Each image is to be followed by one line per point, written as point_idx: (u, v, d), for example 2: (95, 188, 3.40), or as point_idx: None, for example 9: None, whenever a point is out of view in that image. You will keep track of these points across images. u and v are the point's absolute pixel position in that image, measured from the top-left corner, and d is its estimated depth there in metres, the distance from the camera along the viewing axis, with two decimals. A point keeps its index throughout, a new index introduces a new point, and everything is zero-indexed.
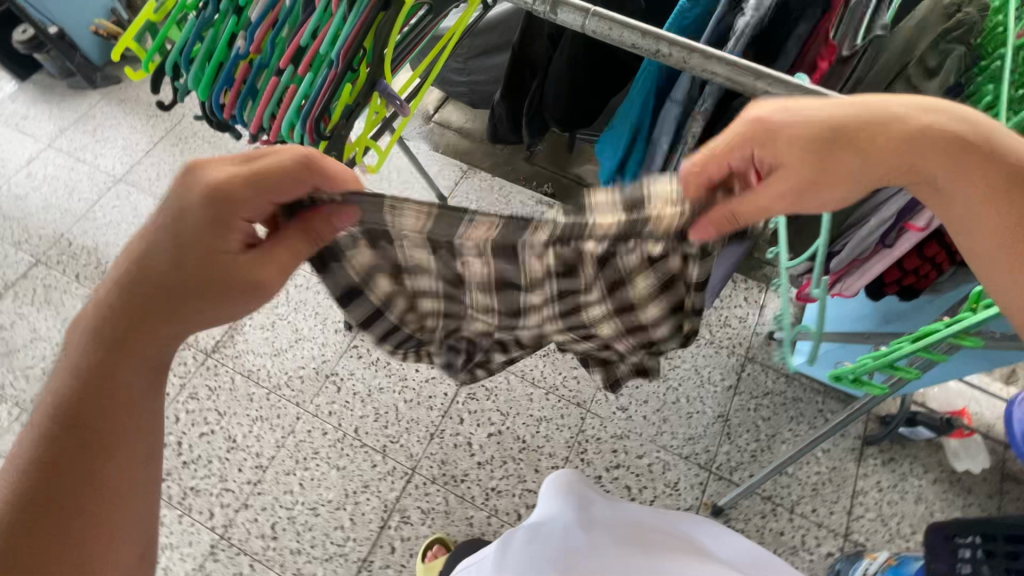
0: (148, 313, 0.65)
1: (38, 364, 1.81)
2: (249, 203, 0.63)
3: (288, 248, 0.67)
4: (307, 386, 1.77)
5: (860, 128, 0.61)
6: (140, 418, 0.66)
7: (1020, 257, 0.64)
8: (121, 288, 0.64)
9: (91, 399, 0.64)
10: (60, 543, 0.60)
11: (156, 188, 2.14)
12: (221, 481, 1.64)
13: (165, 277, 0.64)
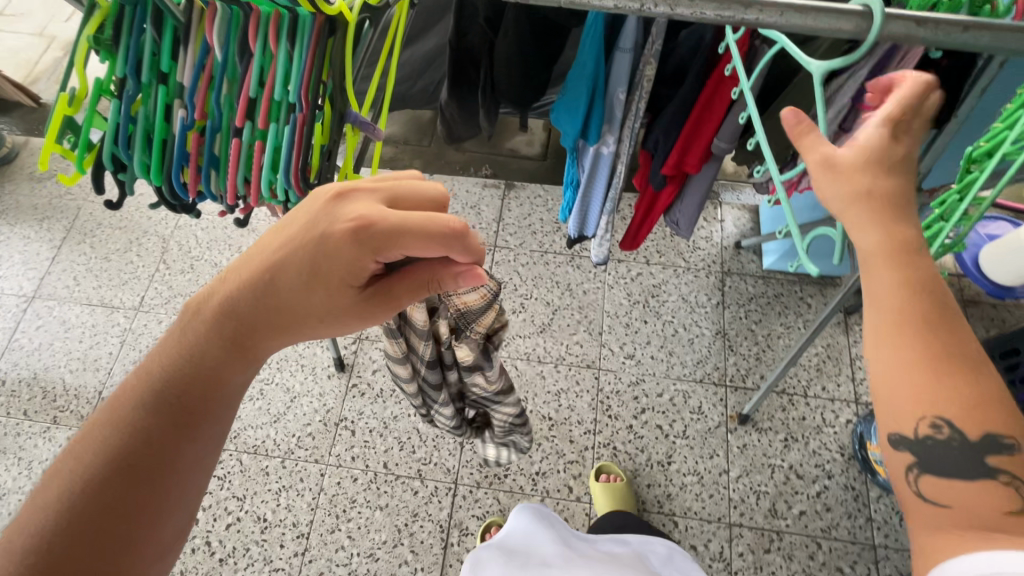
0: (269, 323, 0.70)
1: None
2: (387, 248, 0.66)
3: (403, 289, 0.72)
4: (321, 440, 1.71)
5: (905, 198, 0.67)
6: (220, 412, 0.69)
7: (902, 343, 0.63)
8: (251, 290, 0.69)
9: (189, 394, 0.67)
10: (125, 512, 0.61)
11: (79, 294, 1.95)
12: (267, 564, 1.57)
13: (295, 291, 0.69)
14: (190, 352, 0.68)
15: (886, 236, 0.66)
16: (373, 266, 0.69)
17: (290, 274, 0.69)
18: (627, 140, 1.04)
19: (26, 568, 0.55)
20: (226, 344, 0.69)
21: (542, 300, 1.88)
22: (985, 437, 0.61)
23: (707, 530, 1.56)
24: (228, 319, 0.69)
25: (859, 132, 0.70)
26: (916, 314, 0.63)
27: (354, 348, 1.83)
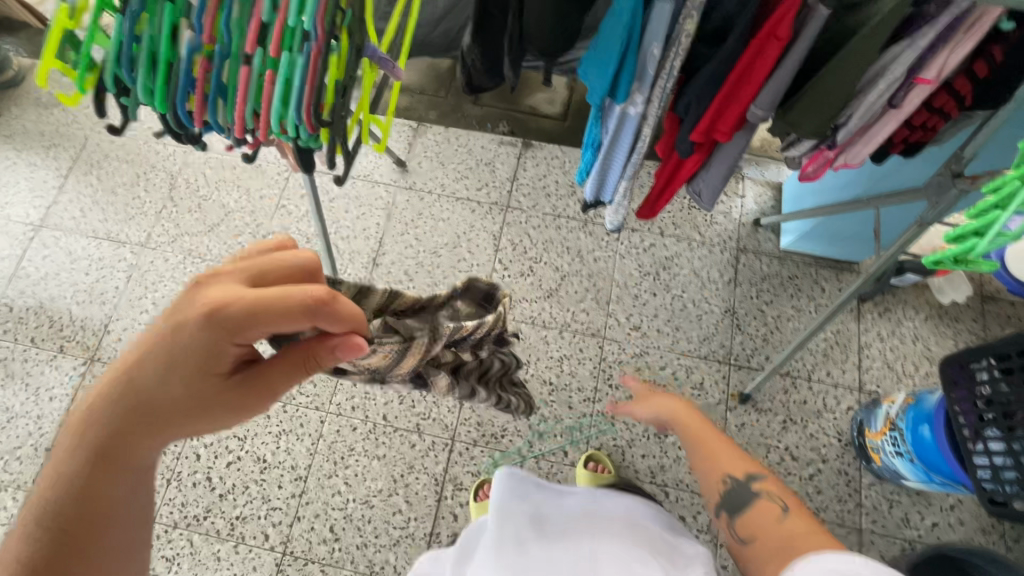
0: (163, 415, 0.70)
1: (26, 442, 1.68)
2: (247, 330, 0.67)
3: (280, 370, 0.72)
4: (322, 388, 1.72)
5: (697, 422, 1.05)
6: (115, 514, 0.69)
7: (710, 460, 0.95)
8: (130, 387, 0.69)
9: (97, 484, 0.69)
10: None
11: (85, 226, 1.93)
12: (265, 502, 1.61)
13: (162, 390, 0.69)
14: (93, 449, 0.69)
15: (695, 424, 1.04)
16: (236, 349, 0.69)
17: (171, 363, 0.69)
18: (656, 101, 0.99)
19: None
20: (93, 456, 0.69)
21: (551, 264, 1.85)
22: (749, 475, 0.90)
23: (697, 503, 1.59)
24: (122, 416, 0.69)
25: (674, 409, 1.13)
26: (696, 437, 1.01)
27: None
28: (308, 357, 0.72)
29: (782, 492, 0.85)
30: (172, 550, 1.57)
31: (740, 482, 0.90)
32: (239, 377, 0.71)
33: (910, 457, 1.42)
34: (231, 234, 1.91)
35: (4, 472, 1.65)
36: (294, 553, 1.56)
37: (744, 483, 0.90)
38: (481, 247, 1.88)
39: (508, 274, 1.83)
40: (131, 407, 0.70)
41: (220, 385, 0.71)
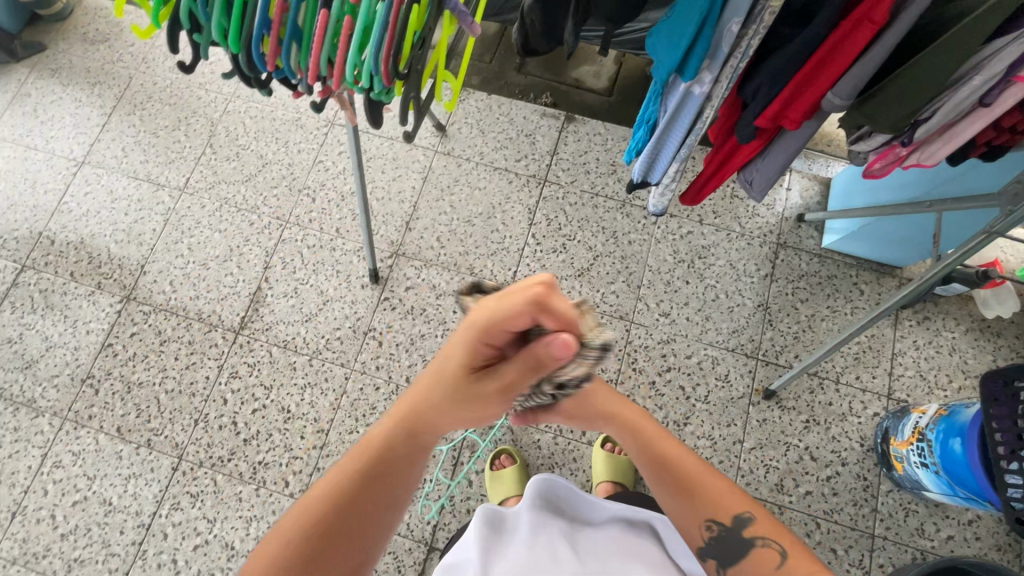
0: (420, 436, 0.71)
1: (64, 371, 1.74)
2: (514, 319, 0.63)
3: (517, 368, 0.66)
4: (348, 346, 1.74)
5: (666, 452, 0.81)
6: (387, 498, 0.70)
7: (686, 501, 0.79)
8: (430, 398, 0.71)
9: (356, 487, 0.69)
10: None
11: (126, 166, 1.95)
12: (287, 450, 1.66)
13: (457, 359, 0.70)
14: (356, 459, 0.70)
15: (654, 449, 0.81)
16: (492, 350, 0.69)
17: (452, 370, 0.71)
18: (726, 80, 0.95)
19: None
20: (407, 430, 0.73)
21: (584, 243, 1.83)
22: (739, 521, 0.78)
23: None
24: (378, 441, 0.71)
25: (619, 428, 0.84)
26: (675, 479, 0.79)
27: (390, 263, 1.82)
28: (535, 362, 0.64)
29: (774, 533, 0.78)
30: (197, 487, 1.63)
31: (727, 526, 0.78)
32: (492, 369, 0.69)
33: (935, 468, 1.40)
34: (268, 186, 1.92)
35: (43, 398, 1.72)
36: None
37: (734, 527, 0.78)
38: (516, 219, 1.86)
39: (540, 249, 1.82)
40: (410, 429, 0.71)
41: (486, 395, 0.70)
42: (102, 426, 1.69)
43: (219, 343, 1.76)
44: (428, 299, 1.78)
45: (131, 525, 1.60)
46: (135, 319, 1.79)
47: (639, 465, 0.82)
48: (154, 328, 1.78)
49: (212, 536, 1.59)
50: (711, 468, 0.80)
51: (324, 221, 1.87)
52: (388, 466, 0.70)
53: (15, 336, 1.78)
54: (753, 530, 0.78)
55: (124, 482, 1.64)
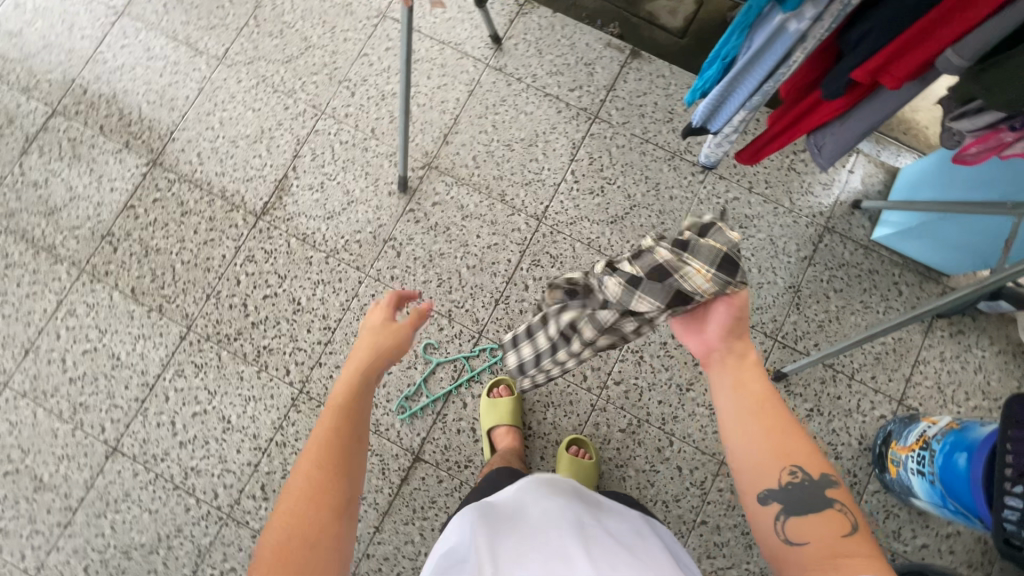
0: (351, 432, 0.85)
1: (85, 224, 1.74)
2: (360, 363, 0.95)
3: (366, 345, 0.97)
4: (366, 251, 1.72)
5: (774, 410, 1.00)
6: (342, 445, 0.83)
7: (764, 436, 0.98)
8: (350, 404, 0.88)
9: (308, 484, 0.77)
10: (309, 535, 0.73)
11: (166, 24, 1.86)
12: (292, 341, 1.67)
13: (371, 380, 0.94)
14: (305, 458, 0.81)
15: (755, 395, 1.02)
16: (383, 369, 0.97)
17: (382, 349, 0.98)
18: (831, 17, 0.88)
19: None
20: (340, 408, 0.87)
21: (624, 190, 1.74)
22: (824, 478, 0.94)
23: (698, 460, 1.60)
24: (323, 439, 0.82)
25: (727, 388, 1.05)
26: (771, 424, 0.98)
27: (421, 174, 1.76)
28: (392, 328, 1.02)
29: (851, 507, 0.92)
30: (202, 359, 1.67)
31: (807, 479, 0.94)
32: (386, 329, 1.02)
33: (931, 478, 1.38)
34: (308, 72, 1.83)
35: (62, 247, 1.73)
36: (310, 393, 1.64)
37: (815, 482, 0.95)
38: (557, 152, 1.77)
39: (577, 187, 1.74)
40: (338, 424, 0.85)
41: (393, 333, 1.01)
42: (118, 284, 1.71)
43: (239, 224, 1.74)
44: (453, 218, 1.73)
45: (136, 382, 1.65)
46: (159, 185, 1.77)
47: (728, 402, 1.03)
48: (177, 198, 1.76)
49: (210, 407, 1.64)
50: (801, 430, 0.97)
51: (360, 118, 1.80)
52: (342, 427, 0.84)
53: (40, 181, 1.77)
54: (834, 492, 0.94)
55: (133, 341, 1.68)
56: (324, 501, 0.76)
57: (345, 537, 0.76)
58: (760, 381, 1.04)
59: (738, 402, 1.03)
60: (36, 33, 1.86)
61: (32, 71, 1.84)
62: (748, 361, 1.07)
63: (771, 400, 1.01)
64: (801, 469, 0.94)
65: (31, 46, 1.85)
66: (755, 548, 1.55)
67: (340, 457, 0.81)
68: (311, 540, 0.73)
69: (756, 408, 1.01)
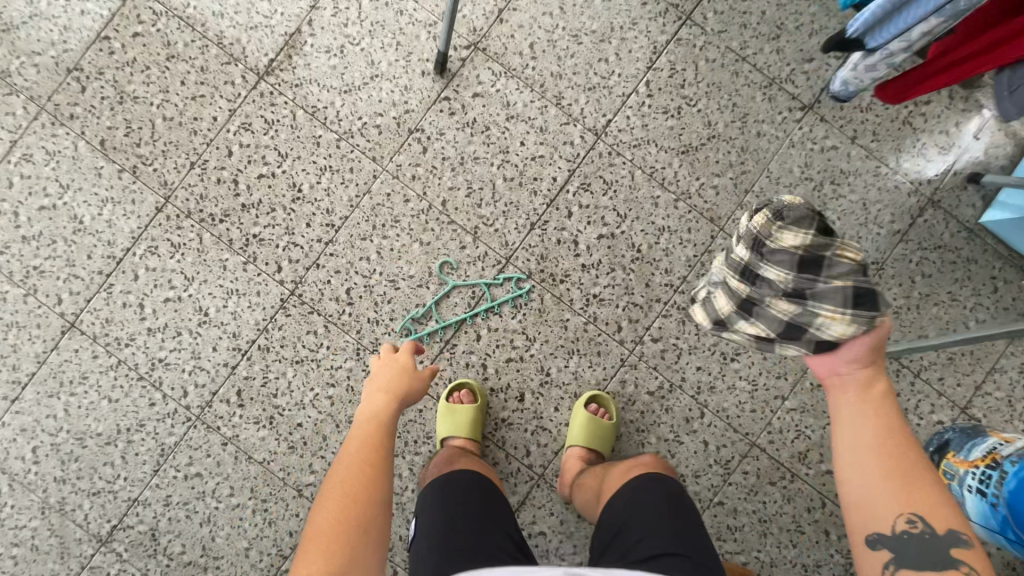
0: (380, 445, 0.98)
1: (47, 52, 1.42)
2: (385, 390, 1.09)
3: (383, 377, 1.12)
4: (386, 140, 1.43)
5: (902, 443, 0.83)
6: (373, 443, 0.97)
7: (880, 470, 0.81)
8: (379, 422, 1.04)
9: (352, 482, 0.89)
10: (351, 507, 0.85)
11: None
12: (288, 234, 1.42)
13: (389, 404, 1.09)
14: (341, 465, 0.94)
15: (879, 426, 0.85)
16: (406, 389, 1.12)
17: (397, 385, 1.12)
18: None
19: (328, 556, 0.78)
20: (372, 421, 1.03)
21: (704, 116, 1.44)
22: (949, 534, 0.75)
23: (728, 437, 1.43)
24: (357, 448, 0.97)
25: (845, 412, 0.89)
26: (891, 464, 0.81)
27: (464, 56, 1.44)
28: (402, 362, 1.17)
29: None
30: (179, 238, 1.42)
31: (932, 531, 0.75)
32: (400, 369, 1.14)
33: (993, 501, 1.21)
34: None
35: (18, 76, 1.42)
36: (302, 297, 1.42)
37: (941, 538, 0.75)
38: (633, 56, 1.44)
39: (649, 103, 1.43)
40: (371, 440, 0.99)
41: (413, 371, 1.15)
42: (84, 133, 1.42)
43: (237, 83, 1.43)
44: (496, 117, 1.43)
45: (100, 254, 1.41)
46: (141, 18, 1.43)
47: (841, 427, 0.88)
48: (163, 38, 1.43)
49: (186, 296, 1.42)
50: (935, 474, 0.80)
51: None
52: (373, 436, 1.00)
53: None
54: (960, 553, 0.75)
55: (100, 204, 1.41)
56: (358, 503, 0.86)
57: (380, 528, 0.87)
58: (883, 414, 0.87)
59: (851, 433, 0.86)
60: None
61: None
62: (866, 387, 0.91)
63: (892, 436, 0.84)
64: (922, 520, 0.76)
65: None
66: (770, 537, 1.42)
67: (369, 466, 0.93)
68: (359, 526, 0.83)
69: (870, 443, 0.84)
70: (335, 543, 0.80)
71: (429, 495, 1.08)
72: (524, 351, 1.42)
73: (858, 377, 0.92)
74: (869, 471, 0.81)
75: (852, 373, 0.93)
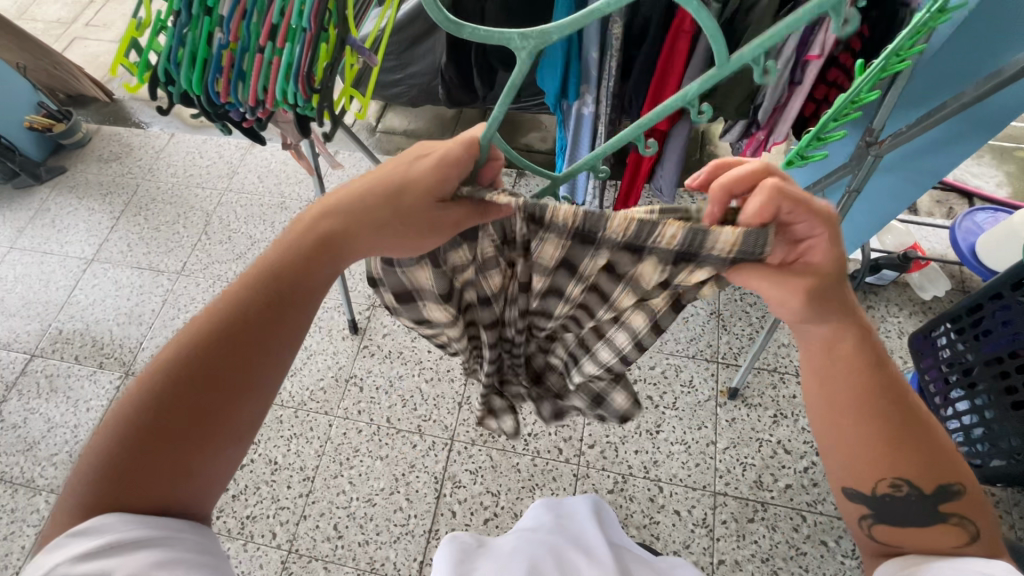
0: (299, 285, 0.74)
1: (62, 450, 1.82)
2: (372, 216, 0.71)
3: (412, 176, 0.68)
4: (331, 394, 1.84)
5: (889, 384, 0.72)
6: (302, 289, 0.74)
7: (864, 425, 0.71)
8: (293, 285, 0.74)
9: (240, 325, 0.71)
10: (212, 380, 0.69)
11: (131, 259, 2.18)
12: (274, 502, 1.68)
13: (369, 244, 0.72)
14: (189, 330, 0.71)
15: (856, 376, 0.72)
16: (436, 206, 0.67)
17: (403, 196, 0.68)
18: (604, 98, 1.12)
19: (181, 380, 0.68)
20: (314, 247, 0.73)
21: None
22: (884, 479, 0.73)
23: (691, 497, 1.60)
24: (183, 354, 0.69)
25: (819, 367, 0.74)
26: (866, 394, 0.71)
27: (368, 314, 1.97)
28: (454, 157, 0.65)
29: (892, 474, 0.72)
30: None
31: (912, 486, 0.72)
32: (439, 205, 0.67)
33: None
34: (256, 261, 2.12)
35: (41, 477, 1.78)
36: (299, 551, 1.61)
37: (923, 497, 0.72)
38: None
39: None
40: (212, 336, 0.70)
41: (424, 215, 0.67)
42: None
43: None
44: (404, 343, 1.90)
45: None
46: None
47: (853, 348, 0.72)
48: None
49: None
50: (865, 392, 0.71)
51: None
52: (273, 306, 0.72)
53: (18, 422, 1.87)
54: (950, 506, 0.72)
55: None
56: (244, 361, 0.70)
57: (252, 408, 0.71)
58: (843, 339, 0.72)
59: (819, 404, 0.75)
60: (16, 297, 2.13)
61: (10, 328, 2.05)
62: (830, 348, 0.73)
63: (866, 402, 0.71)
64: (909, 483, 0.72)
65: (11, 308, 2.10)
66: (781, 573, 1.50)
67: (215, 392, 0.69)
68: (224, 385, 0.69)
69: (851, 414, 0.72)
70: (198, 373, 0.68)
71: (272, 268, 0.74)
72: (495, 506, 1.63)
73: (830, 274, 0.69)
74: (856, 434, 0.72)
75: (783, 290, 0.68)
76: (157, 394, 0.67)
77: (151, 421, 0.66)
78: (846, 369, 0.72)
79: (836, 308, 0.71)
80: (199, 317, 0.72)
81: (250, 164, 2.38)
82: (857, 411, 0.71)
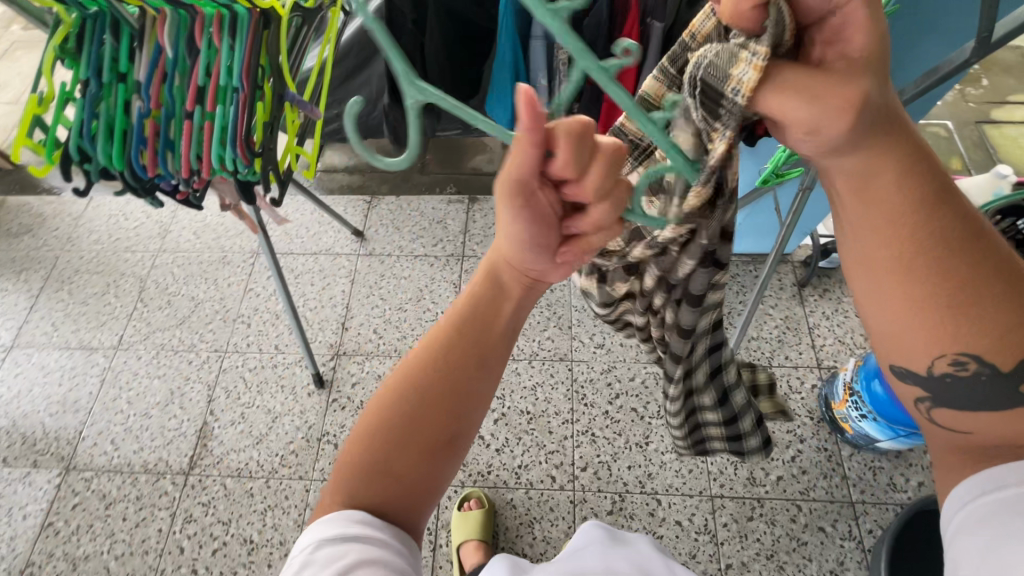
0: (486, 325, 0.66)
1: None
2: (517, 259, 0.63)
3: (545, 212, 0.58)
4: (304, 457, 1.71)
5: (949, 227, 0.57)
6: (500, 329, 0.67)
7: (906, 284, 0.58)
8: (485, 327, 0.66)
9: (444, 368, 0.64)
10: (429, 425, 0.63)
11: (57, 339, 1.96)
12: None
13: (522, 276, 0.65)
14: (399, 375, 0.65)
15: (898, 222, 0.57)
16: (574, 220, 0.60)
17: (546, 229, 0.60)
18: None
19: (402, 425, 0.62)
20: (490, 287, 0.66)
21: None
22: (945, 353, 0.58)
23: (690, 505, 1.59)
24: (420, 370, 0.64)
25: (851, 215, 0.60)
26: (912, 244, 0.57)
27: (332, 365, 1.86)
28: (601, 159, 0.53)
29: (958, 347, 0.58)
30: None
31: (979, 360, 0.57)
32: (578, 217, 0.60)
33: (873, 416, 1.48)
34: (202, 324, 1.97)
35: None
36: None
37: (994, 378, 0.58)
38: (444, 294, 1.97)
39: None
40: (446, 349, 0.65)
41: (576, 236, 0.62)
42: None
43: (171, 490, 1.69)
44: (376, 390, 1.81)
45: None
46: (77, 488, 1.70)
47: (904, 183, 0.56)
48: (98, 493, 1.69)
49: None
50: (914, 238, 0.57)
51: (262, 342, 1.93)
52: (472, 350, 0.65)
53: None
54: None
55: None
56: (453, 406, 0.64)
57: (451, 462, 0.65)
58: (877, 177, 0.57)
59: (854, 251, 0.61)
60: None
61: None
62: (861, 185, 0.57)
63: (917, 243, 0.57)
64: (972, 358, 0.58)
65: None
66: (787, 567, 1.50)
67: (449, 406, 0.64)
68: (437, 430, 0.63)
69: (889, 273, 0.58)
70: (417, 417, 0.62)
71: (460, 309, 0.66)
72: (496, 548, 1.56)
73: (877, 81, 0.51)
74: (891, 298, 0.59)
75: (824, 107, 0.50)
76: (390, 432, 0.62)
77: (394, 435, 0.62)
78: (896, 207, 0.57)
79: (886, 127, 0.53)
80: (407, 360, 0.65)
81: (183, 221, 2.22)
82: (902, 263, 0.57)
